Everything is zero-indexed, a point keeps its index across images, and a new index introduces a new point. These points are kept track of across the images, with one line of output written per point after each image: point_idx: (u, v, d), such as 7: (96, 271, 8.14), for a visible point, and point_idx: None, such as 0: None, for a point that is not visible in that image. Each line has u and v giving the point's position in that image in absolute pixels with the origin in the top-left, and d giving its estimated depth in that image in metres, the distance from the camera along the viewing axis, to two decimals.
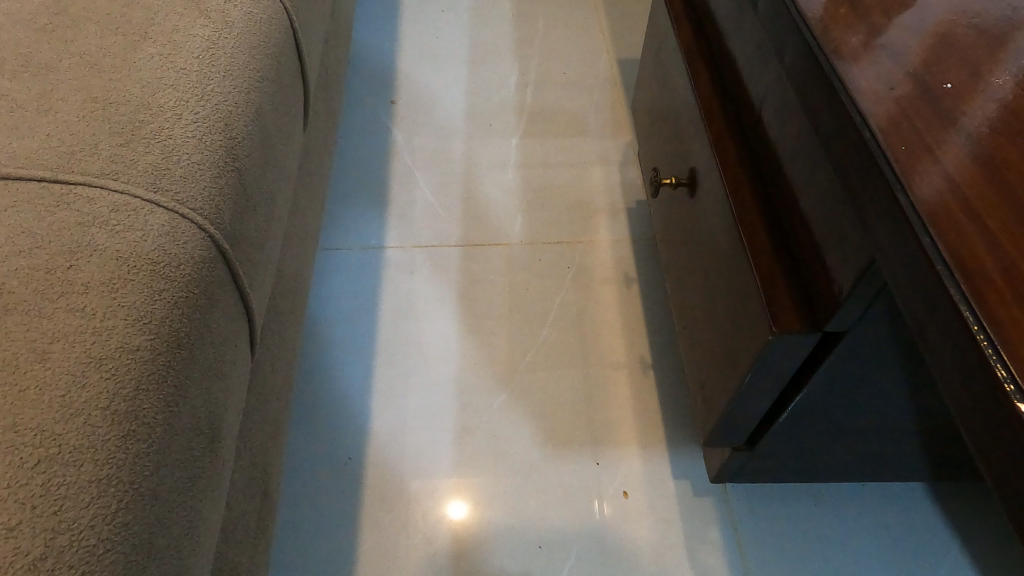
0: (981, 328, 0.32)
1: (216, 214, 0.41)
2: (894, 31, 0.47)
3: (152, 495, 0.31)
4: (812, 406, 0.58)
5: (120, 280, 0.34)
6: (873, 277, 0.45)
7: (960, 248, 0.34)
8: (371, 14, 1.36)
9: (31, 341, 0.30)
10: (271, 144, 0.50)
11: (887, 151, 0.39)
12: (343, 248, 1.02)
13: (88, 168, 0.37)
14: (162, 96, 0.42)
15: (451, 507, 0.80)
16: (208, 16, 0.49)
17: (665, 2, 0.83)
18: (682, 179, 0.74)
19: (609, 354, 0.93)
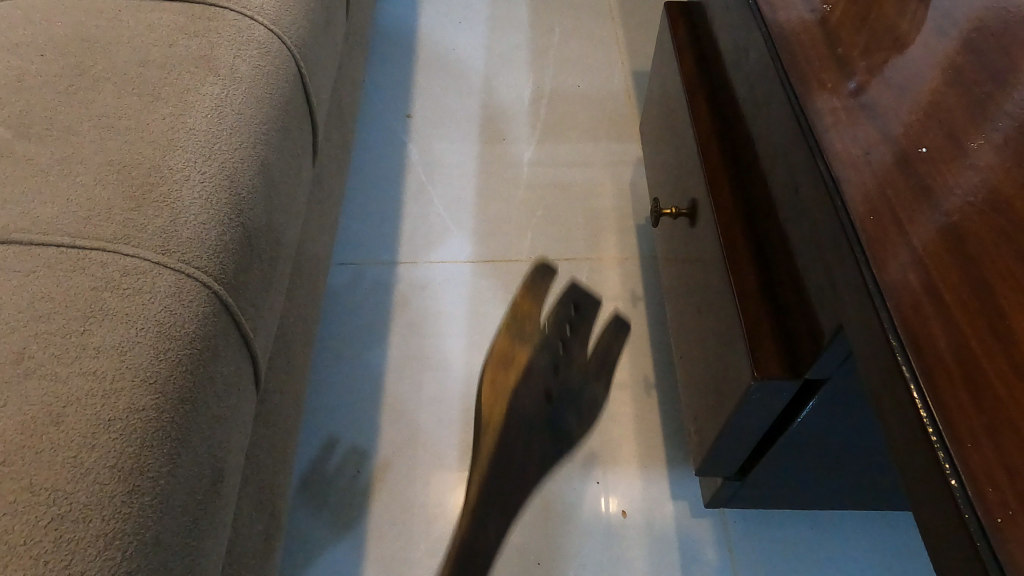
0: (926, 409, 0.33)
1: (220, 270, 0.44)
2: (877, 91, 0.50)
3: (155, 542, 0.34)
4: (798, 444, 0.59)
5: (129, 343, 0.37)
6: (841, 339, 0.46)
7: (915, 323, 0.36)
8: (391, 27, 1.39)
9: (48, 405, 0.34)
10: (278, 190, 0.53)
11: (857, 221, 0.42)
12: (357, 263, 1.05)
13: (103, 233, 0.41)
14: (172, 158, 0.46)
15: None
16: (218, 72, 0.52)
17: (671, 30, 0.84)
18: (681, 210, 0.75)
19: (612, 373, 0.94)
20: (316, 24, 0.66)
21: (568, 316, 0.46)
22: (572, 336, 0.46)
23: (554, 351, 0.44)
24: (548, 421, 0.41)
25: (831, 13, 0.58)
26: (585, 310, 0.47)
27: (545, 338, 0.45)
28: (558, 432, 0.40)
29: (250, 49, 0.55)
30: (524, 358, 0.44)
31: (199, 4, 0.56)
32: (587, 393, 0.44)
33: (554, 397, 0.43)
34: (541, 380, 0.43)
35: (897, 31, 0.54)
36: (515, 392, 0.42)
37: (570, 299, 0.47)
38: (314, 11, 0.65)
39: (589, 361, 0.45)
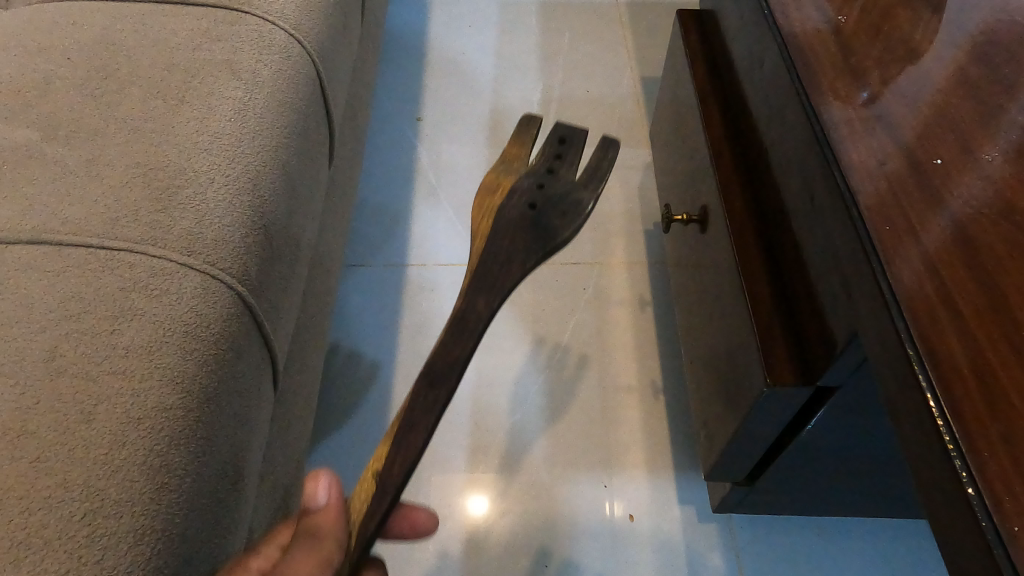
0: (943, 417, 0.34)
1: (243, 272, 0.44)
2: (891, 101, 0.50)
3: (181, 540, 0.35)
4: (809, 451, 0.60)
5: (157, 343, 0.38)
6: (856, 347, 0.47)
7: (931, 333, 0.37)
8: (402, 31, 1.40)
9: (79, 402, 0.34)
10: (297, 194, 0.54)
11: (872, 232, 0.42)
12: (367, 265, 1.06)
13: (130, 235, 0.41)
14: (197, 161, 0.46)
15: (473, 502, 0.85)
16: (241, 76, 0.53)
17: (683, 37, 0.85)
18: (692, 216, 0.76)
19: (620, 377, 0.95)
20: (334, 28, 0.66)
21: (552, 149, 0.45)
22: (562, 157, 0.45)
23: (540, 175, 0.44)
24: (532, 225, 0.41)
25: (845, 23, 0.58)
26: (571, 141, 0.46)
27: (532, 166, 0.45)
28: (538, 234, 0.40)
29: (272, 54, 0.56)
30: (509, 183, 0.44)
31: (221, 9, 0.57)
32: (572, 197, 0.42)
33: (537, 208, 0.42)
34: (525, 195, 0.43)
35: (911, 42, 0.55)
36: (501, 206, 0.42)
37: (555, 134, 0.46)
38: (332, 16, 0.66)
39: (578, 175, 0.43)
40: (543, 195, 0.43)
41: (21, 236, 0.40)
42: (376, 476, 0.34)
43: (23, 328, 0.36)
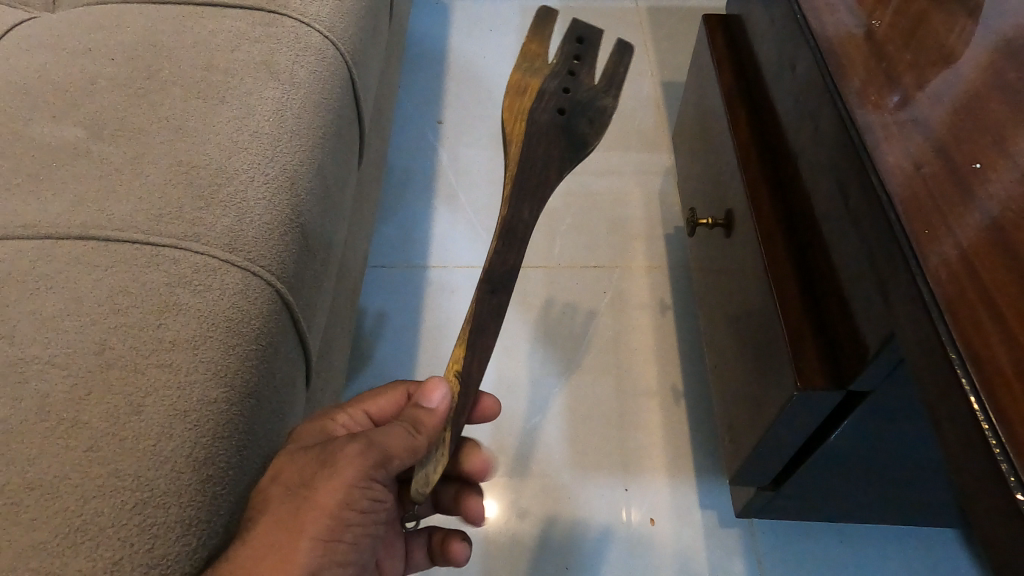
0: (988, 421, 0.34)
1: (282, 269, 0.45)
2: (926, 105, 0.50)
3: (223, 531, 0.36)
4: (837, 456, 0.60)
5: (202, 337, 0.38)
6: (891, 351, 0.47)
7: (973, 336, 0.37)
8: (423, 34, 1.42)
9: (128, 394, 0.35)
10: (331, 193, 0.55)
11: (910, 235, 0.42)
12: (389, 266, 1.07)
13: (174, 231, 0.42)
14: (237, 159, 0.47)
15: None
16: (278, 77, 0.53)
17: (709, 42, 0.85)
18: (718, 220, 0.76)
19: (641, 381, 0.95)
20: (365, 31, 0.67)
21: (572, 48, 0.50)
22: (580, 60, 0.49)
23: (564, 78, 0.49)
24: (563, 129, 0.47)
25: (877, 27, 0.58)
26: (588, 42, 0.50)
27: (553, 68, 0.49)
28: (570, 137, 0.47)
29: (308, 55, 0.56)
30: (537, 85, 0.48)
31: (258, 11, 0.58)
32: (595, 104, 0.48)
33: (566, 112, 0.47)
34: (553, 100, 0.48)
35: (946, 47, 0.55)
36: (531, 108, 0.47)
37: (572, 36, 0.50)
38: (364, 19, 0.67)
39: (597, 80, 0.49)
40: (570, 99, 0.48)
41: (69, 232, 0.41)
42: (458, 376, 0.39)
43: (73, 321, 0.37)
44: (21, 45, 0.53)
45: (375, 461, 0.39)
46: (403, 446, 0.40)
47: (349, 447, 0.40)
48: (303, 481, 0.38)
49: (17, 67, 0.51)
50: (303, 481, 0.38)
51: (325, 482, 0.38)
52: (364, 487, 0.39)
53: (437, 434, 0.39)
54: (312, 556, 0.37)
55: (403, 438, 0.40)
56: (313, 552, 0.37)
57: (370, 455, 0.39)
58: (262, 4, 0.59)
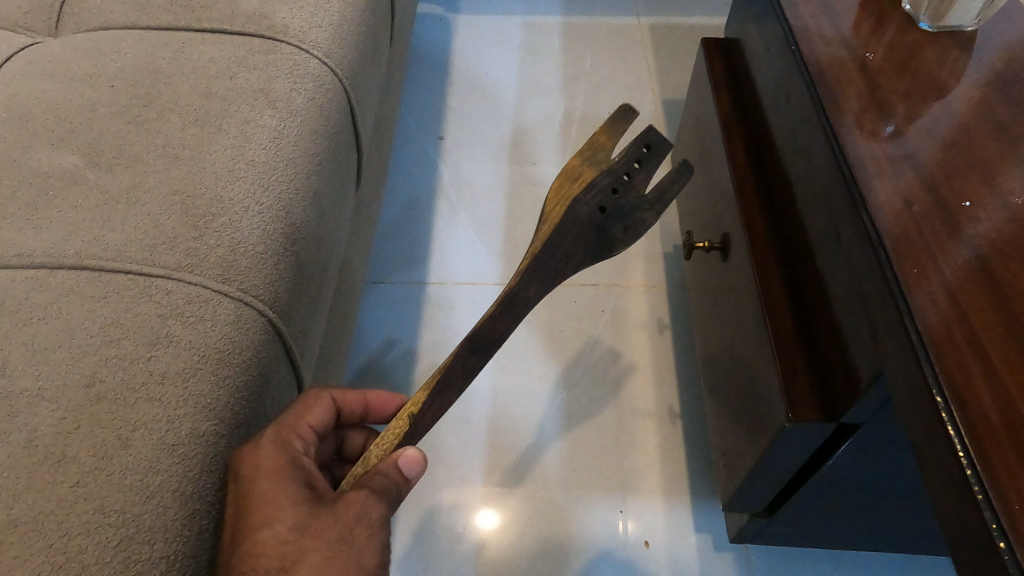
0: (973, 467, 0.34)
1: (275, 298, 0.46)
2: (917, 140, 0.51)
3: (209, 565, 0.36)
4: (830, 486, 0.59)
5: (192, 370, 0.39)
6: (880, 387, 0.47)
7: (960, 380, 0.37)
8: (427, 50, 1.43)
9: (118, 428, 0.35)
10: (327, 218, 0.55)
11: (899, 274, 0.43)
12: (388, 282, 1.07)
13: (168, 262, 0.43)
14: (232, 188, 0.48)
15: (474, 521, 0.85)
16: (275, 106, 0.54)
17: (707, 65, 0.86)
18: (714, 244, 0.76)
19: (638, 401, 0.95)
20: (365, 54, 0.68)
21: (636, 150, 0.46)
22: (642, 164, 0.47)
23: (617, 176, 0.46)
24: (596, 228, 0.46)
25: (871, 58, 0.59)
26: (658, 149, 0.47)
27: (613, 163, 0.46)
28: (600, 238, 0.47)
29: (305, 82, 0.57)
30: (590, 176, 0.46)
31: (257, 38, 0.59)
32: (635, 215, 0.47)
33: (606, 212, 0.46)
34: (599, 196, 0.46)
35: (939, 83, 0.55)
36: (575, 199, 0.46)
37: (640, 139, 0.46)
38: (364, 43, 0.68)
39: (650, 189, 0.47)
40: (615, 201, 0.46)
41: (64, 262, 0.42)
42: (410, 417, 0.41)
43: (65, 353, 0.37)
44: (23, 71, 0.54)
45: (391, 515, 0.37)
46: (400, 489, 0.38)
47: (366, 499, 0.36)
48: (340, 537, 0.34)
49: (18, 93, 0.52)
50: (334, 535, 0.34)
51: (362, 538, 0.35)
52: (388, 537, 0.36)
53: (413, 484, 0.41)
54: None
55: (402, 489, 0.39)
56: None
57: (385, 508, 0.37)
58: (262, 32, 0.59)
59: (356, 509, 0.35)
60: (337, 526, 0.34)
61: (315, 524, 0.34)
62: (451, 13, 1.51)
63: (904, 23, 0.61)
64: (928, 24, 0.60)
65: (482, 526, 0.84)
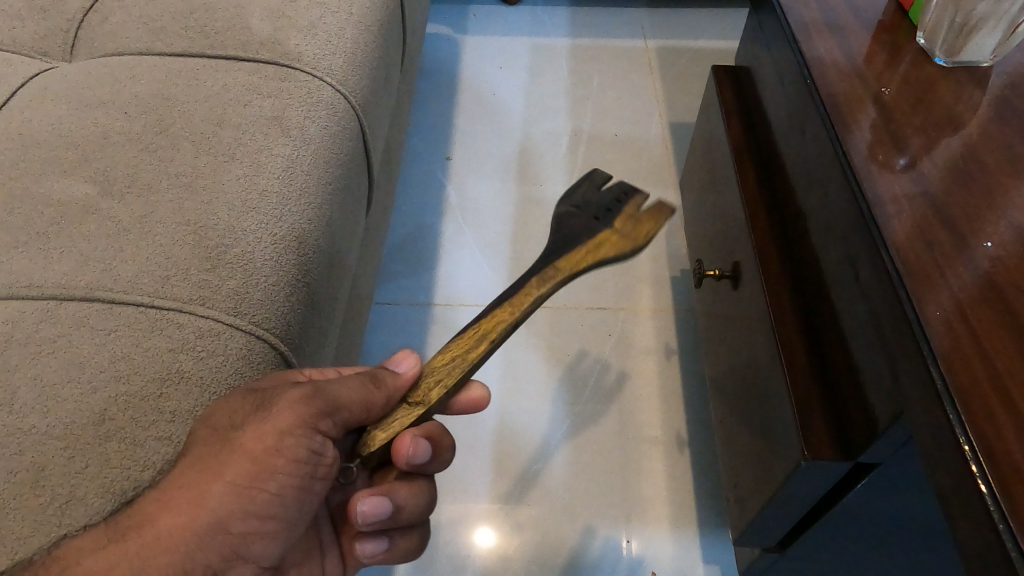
0: (1003, 521, 0.33)
1: (285, 331, 0.45)
2: (936, 177, 0.50)
3: None
4: (844, 523, 0.58)
5: (202, 408, 0.39)
6: (899, 429, 0.46)
7: (986, 427, 0.36)
8: (435, 70, 1.44)
9: (126, 469, 0.35)
10: (338, 247, 0.55)
11: (921, 317, 0.42)
12: (394, 302, 1.06)
13: (180, 294, 0.42)
14: (245, 218, 0.47)
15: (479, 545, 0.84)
16: (289, 134, 0.54)
17: (718, 93, 0.86)
18: (725, 272, 0.75)
19: (645, 428, 0.93)
20: (378, 79, 0.67)
21: None
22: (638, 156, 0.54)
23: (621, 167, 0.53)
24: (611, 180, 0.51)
25: (887, 92, 0.58)
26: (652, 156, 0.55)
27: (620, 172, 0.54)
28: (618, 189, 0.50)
29: (319, 110, 0.57)
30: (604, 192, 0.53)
31: (271, 65, 0.59)
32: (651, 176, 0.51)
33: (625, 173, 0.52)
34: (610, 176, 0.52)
35: (956, 119, 0.55)
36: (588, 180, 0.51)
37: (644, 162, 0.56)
38: (377, 69, 0.68)
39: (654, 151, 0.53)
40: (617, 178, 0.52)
41: (75, 293, 0.41)
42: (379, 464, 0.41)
43: (76, 390, 0.37)
44: (38, 96, 0.54)
45: (320, 411, 0.37)
46: (359, 400, 0.39)
47: (295, 399, 0.37)
48: (263, 412, 0.37)
49: (32, 120, 0.52)
50: (246, 415, 0.36)
51: (253, 427, 0.36)
52: (305, 437, 0.37)
53: (400, 401, 0.40)
54: (222, 505, 0.35)
55: (361, 390, 0.39)
56: (226, 496, 0.35)
57: (317, 402, 0.38)
58: (276, 59, 0.59)
59: (284, 410, 0.37)
60: (258, 410, 0.37)
61: (241, 414, 0.36)
62: (459, 33, 1.52)
63: (919, 58, 0.61)
64: (944, 59, 0.60)
65: (481, 544, 0.84)
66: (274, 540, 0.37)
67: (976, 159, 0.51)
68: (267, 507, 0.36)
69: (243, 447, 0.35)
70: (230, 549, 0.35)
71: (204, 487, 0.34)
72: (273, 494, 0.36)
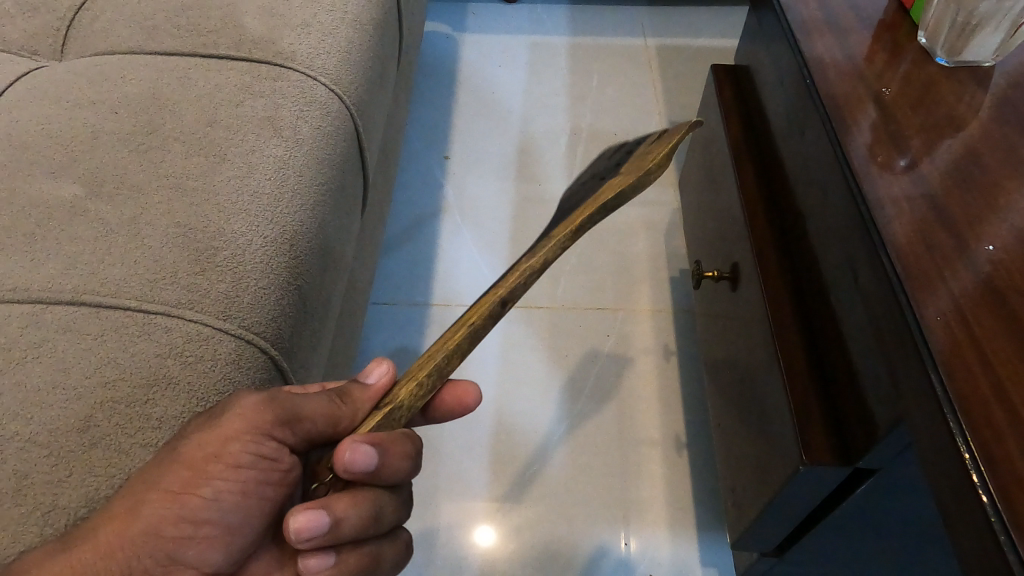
0: (1005, 532, 0.32)
1: (276, 335, 0.45)
2: (937, 179, 0.50)
3: None
4: (843, 528, 0.57)
5: (190, 414, 0.38)
6: (899, 436, 0.45)
7: (988, 436, 0.36)
8: (433, 68, 1.43)
9: (110, 477, 0.35)
10: (332, 249, 0.54)
11: (922, 322, 0.41)
12: (391, 303, 1.06)
13: (168, 298, 0.42)
14: (235, 220, 0.46)
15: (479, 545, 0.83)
16: (282, 135, 0.53)
17: (717, 93, 0.85)
18: (724, 273, 0.74)
19: (643, 429, 0.93)
20: (373, 79, 0.67)
21: None
22: None
23: None
24: None
25: (888, 91, 0.58)
26: None
27: None
28: None
29: (312, 111, 0.56)
30: None
31: (264, 64, 0.58)
32: None
33: None
34: None
35: (958, 120, 0.54)
36: None
37: None
38: (372, 69, 0.67)
39: None
40: None
41: (62, 296, 0.41)
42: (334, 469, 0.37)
43: (61, 395, 0.37)
44: (27, 96, 0.53)
45: (273, 418, 0.36)
46: (324, 415, 0.37)
47: (246, 403, 0.36)
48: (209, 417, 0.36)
49: (21, 120, 0.51)
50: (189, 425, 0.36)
51: (201, 433, 0.35)
52: (252, 442, 0.35)
53: (370, 409, 0.37)
54: (156, 510, 0.33)
55: (327, 405, 0.37)
56: (161, 504, 0.33)
57: (272, 410, 0.36)
58: (269, 58, 0.59)
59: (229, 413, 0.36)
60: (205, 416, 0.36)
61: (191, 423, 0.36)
62: (458, 32, 1.51)
63: (920, 57, 0.61)
64: (945, 59, 0.60)
65: (480, 546, 0.83)
66: (214, 546, 0.33)
67: (977, 161, 0.51)
68: (200, 511, 0.33)
69: (186, 456, 0.34)
70: (164, 554, 0.33)
71: (141, 493, 0.33)
72: (207, 498, 0.34)
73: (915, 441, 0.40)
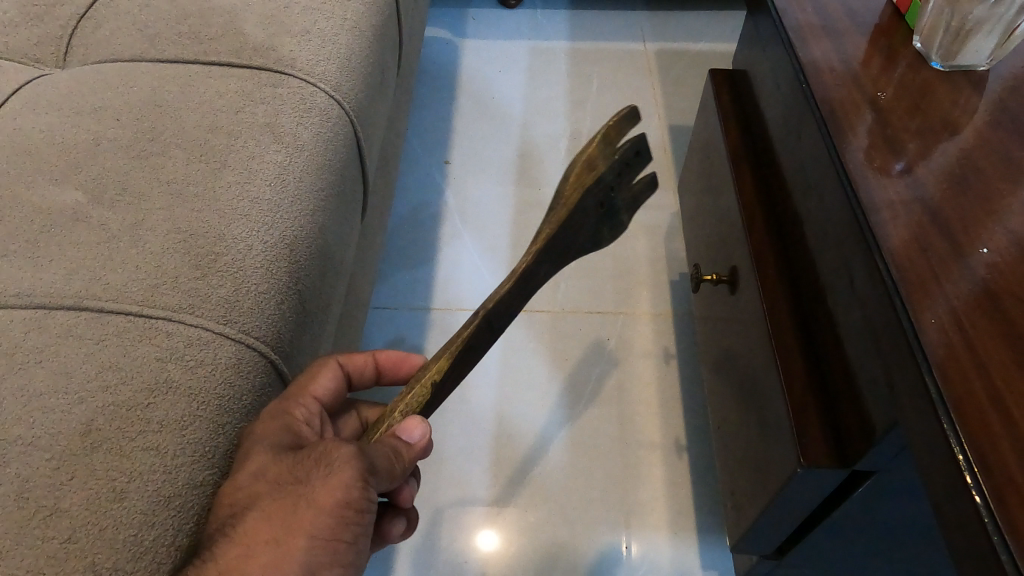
0: (999, 534, 0.32)
1: (276, 339, 0.45)
2: (932, 182, 0.50)
3: None
4: (842, 531, 0.58)
5: (190, 417, 0.39)
6: (895, 438, 0.46)
7: (983, 439, 0.36)
8: (433, 74, 1.44)
9: (112, 480, 0.35)
10: (331, 253, 0.55)
11: (916, 325, 0.42)
12: (391, 307, 1.06)
13: (169, 303, 0.42)
14: (236, 226, 0.47)
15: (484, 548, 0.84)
16: (282, 141, 0.53)
17: (714, 97, 0.85)
18: (722, 277, 0.74)
19: (643, 432, 0.93)
20: (373, 84, 0.67)
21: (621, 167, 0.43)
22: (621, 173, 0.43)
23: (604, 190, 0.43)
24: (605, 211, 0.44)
25: (883, 95, 0.58)
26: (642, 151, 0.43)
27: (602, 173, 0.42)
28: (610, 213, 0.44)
29: (312, 117, 0.57)
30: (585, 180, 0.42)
31: (264, 71, 0.59)
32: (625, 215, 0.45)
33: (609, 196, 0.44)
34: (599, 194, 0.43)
35: (953, 124, 0.54)
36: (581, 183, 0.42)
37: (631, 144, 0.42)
38: (372, 75, 0.67)
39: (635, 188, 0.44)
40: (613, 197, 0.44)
41: (64, 301, 0.41)
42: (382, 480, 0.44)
43: (62, 399, 0.37)
44: (30, 104, 0.54)
45: (368, 469, 0.37)
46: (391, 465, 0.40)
47: (346, 455, 0.37)
48: (317, 465, 0.36)
49: (24, 128, 0.51)
50: (293, 474, 0.36)
51: (319, 482, 0.36)
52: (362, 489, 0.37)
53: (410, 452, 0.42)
54: (310, 557, 0.34)
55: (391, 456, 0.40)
56: (311, 550, 0.35)
57: (365, 459, 0.37)
58: (269, 65, 0.59)
59: (336, 464, 0.36)
60: (308, 466, 0.36)
61: (296, 472, 0.36)
62: (458, 37, 1.52)
63: (915, 61, 0.61)
64: (940, 63, 0.60)
65: (483, 550, 0.84)
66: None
67: (972, 164, 0.51)
68: (347, 554, 0.36)
69: (315, 502, 0.35)
70: None
71: (291, 540, 0.34)
72: (347, 541, 0.36)
73: (910, 442, 0.40)
